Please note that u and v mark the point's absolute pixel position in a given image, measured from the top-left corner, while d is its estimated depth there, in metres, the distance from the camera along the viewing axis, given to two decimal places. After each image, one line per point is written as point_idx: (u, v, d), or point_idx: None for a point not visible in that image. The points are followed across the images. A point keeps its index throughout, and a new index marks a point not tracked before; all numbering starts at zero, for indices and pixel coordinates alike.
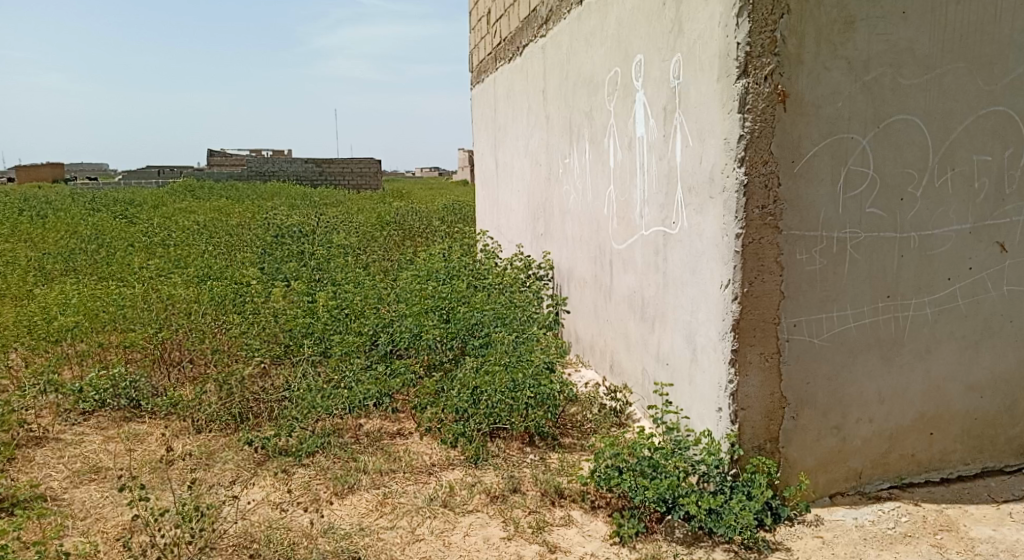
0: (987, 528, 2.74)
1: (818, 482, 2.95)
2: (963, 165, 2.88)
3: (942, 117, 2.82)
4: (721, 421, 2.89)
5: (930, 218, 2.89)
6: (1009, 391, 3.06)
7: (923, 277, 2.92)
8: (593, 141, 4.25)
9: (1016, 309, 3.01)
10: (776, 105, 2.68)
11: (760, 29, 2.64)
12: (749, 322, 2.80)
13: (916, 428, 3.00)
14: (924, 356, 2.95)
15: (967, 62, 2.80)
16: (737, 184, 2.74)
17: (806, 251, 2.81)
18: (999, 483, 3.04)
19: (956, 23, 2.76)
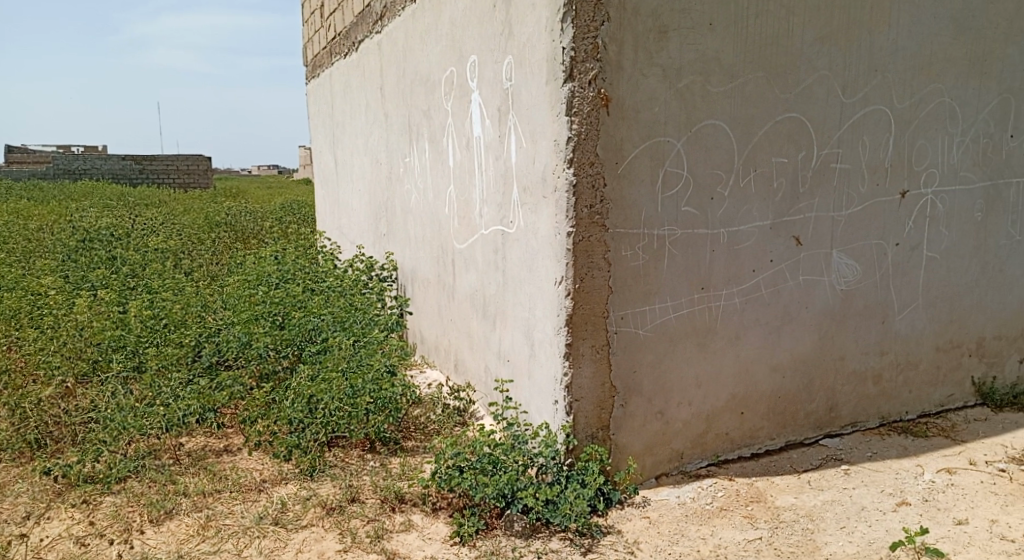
0: (790, 497, 3.02)
1: (645, 465, 3.11)
2: (764, 167, 3.15)
3: (745, 122, 3.07)
4: (558, 413, 2.99)
5: (736, 216, 3.13)
6: (807, 371, 3.39)
7: (732, 269, 3.16)
8: (431, 140, 4.22)
9: (811, 297, 3.34)
10: (600, 109, 2.80)
11: (583, 35, 2.75)
12: (581, 316, 2.90)
13: (729, 408, 3.25)
14: (735, 342, 3.21)
15: (765, 72, 3.06)
16: (566, 184, 2.82)
17: (630, 247, 2.96)
18: (801, 455, 3.37)
19: (755, 35, 3.01)
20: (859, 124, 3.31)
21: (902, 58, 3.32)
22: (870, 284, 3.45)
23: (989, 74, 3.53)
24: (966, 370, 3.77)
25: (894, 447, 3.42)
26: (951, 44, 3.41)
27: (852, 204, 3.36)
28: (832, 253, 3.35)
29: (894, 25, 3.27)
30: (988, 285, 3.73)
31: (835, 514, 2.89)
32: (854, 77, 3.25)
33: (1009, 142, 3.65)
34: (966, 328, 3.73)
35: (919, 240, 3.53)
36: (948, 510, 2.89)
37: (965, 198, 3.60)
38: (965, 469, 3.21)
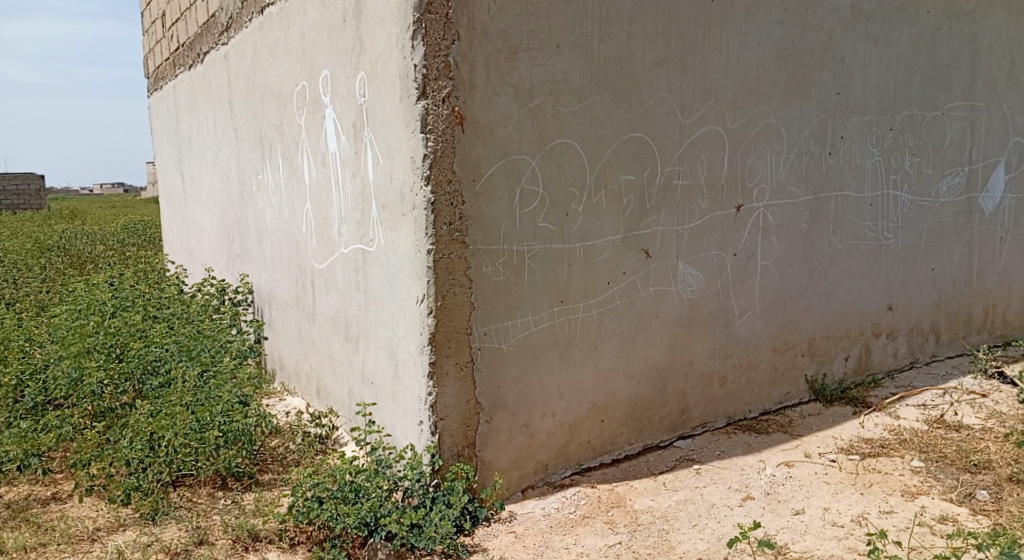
0: (648, 499, 3.15)
1: (511, 479, 3.13)
2: (614, 184, 3.28)
3: (594, 141, 3.19)
4: (423, 434, 2.95)
5: (590, 231, 3.24)
6: (660, 377, 3.55)
7: (589, 282, 3.26)
8: (285, 156, 4.07)
9: (661, 306, 3.50)
10: (454, 127, 2.82)
11: (434, 53, 2.76)
12: (444, 334, 2.88)
13: (590, 417, 3.34)
14: (593, 353, 3.30)
15: (610, 94, 3.21)
16: (424, 202, 2.80)
17: (490, 263, 2.97)
18: (657, 457, 3.52)
19: (600, 57, 3.15)
20: (697, 143, 3.53)
21: (732, 82, 3.59)
22: (714, 292, 3.68)
23: (809, 97, 3.87)
24: (800, 369, 4.09)
25: (740, 444, 3.66)
26: (775, 69, 3.72)
27: (695, 217, 3.57)
28: (678, 264, 3.54)
29: (724, 50, 3.53)
30: (815, 289, 4.07)
31: (689, 513, 3.03)
32: (691, 99, 3.47)
33: (828, 159, 4.01)
34: (798, 330, 4.05)
35: (754, 250, 3.81)
36: (787, 501, 3.11)
37: (793, 211, 3.92)
38: (802, 461, 3.48)
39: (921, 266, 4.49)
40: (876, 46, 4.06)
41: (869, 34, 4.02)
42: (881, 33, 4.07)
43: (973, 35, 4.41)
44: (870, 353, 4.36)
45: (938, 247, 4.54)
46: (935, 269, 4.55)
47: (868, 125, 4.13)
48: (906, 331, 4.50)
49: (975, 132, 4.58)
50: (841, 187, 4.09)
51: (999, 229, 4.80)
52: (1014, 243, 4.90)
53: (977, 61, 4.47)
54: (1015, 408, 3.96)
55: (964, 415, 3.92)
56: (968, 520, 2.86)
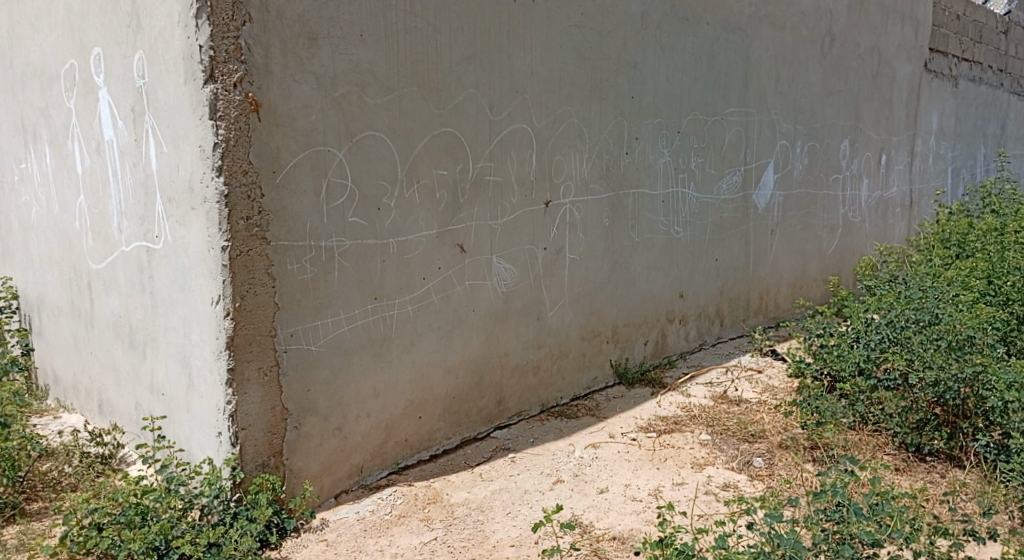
0: (464, 492, 3.17)
1: (323, 485, 3.01)
2: (426, 178, 3.25)
3: (404, 134, 3.14)
4: (222, 446, 2.74)
5: (403, 226, 3.18)
6: (476, 371, 3.58)
7: (403, 278, 3.21)
8: (52, 143, 3.60)
9: (475, 300, 3.53)
10: (249, 114, 2.64)
11: (222, 34, 2.56)
12: (244, 337, 2.70)
13: (407, 415, 3.29)
14: (408, 350, 3.25)
15: (418, 87, 3.17)
16: (216, 195, 2.60)
17: (296, 260, 2.82)
18: (475, 449, 3.55)
19: (405, 49, 3.10)
20: (506, 139, 3.60)
21: (537, 81, 3.70)
22: (525, 285, 3.78)
23: (607, 99, 4.10)
24: (605, 355, 4.32)
25: (553, 430, 3.79)
26: (576, 71, 3.89)
27: (506, 213, 3.64)
28: (491, 258, 3.59)
29: (528, 50, 3.63)
30: (617, 280, 4.32)
31: (503, 502, 3.09)
32: (499, 96, 3.53)
33: (626, 158, 4.27)
34: (603, 320, 4.28)
35: (562, 244, 3.96)
36: (593, 481, 3.28)
37: (596, 207, 4.13)
38: (607, 442, 3.68)
39: (707, 257, 4.93)
40: (664, 53, 4.38)
41: (658, 42, 4.33)
42: (669, 41, 4.40)
43: (746, 47, 4.91)
44: (666, 338, 4.72)
45: (721, 239, 5.01)
46: (719, 260, 5.02)
47: (659, 127, 4.46)
48: (696, 316, 4.92)
49: (749, 135, 5.10)
50: (637, 185, 4.37)
51: (770, 222, 5.40)
52: (783, 235, 5.53)
53: (749, 71, 4.98)
54: (784, 382, 4.47)
55: (743, 390, 4.36)
56: (746, 485, 3.18)
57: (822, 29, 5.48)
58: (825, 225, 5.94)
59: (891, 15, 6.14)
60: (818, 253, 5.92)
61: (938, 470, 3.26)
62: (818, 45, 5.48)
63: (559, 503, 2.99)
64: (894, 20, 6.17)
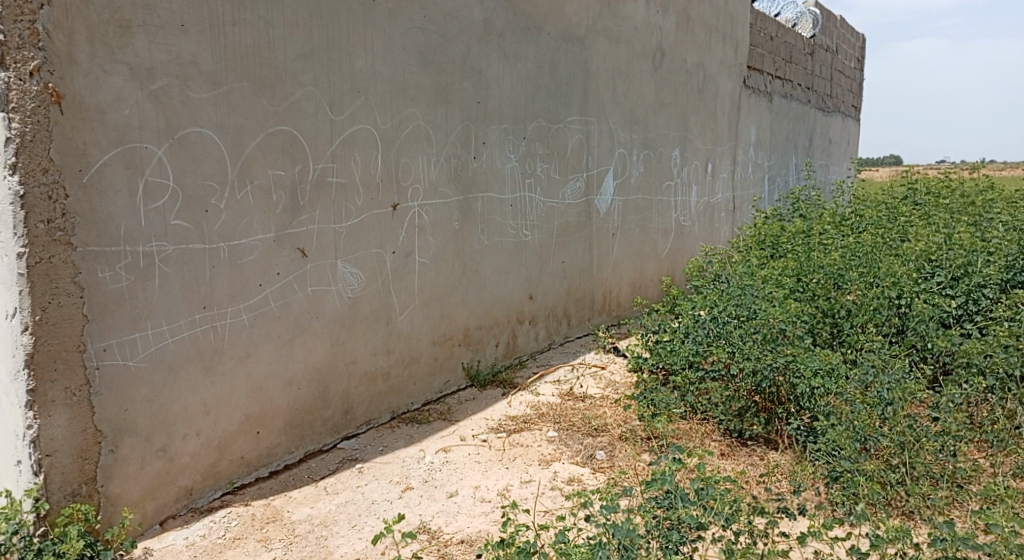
0: (307, 508, 3.03)
1: (147, 511, 2.76)
2: (260, 179, 3.08)
3: (235, 132, 2.97)
4: (22, 476, 2.45)
5: (235, 229, 3.00)
6: (320, 380, 3.44)
7: (236, 285, 3.02)
8: None
9: (319, 306, 3.40)
10: (49, 106, 2.37)
11: (14, 17, 2.28)
12: (46, 355, 2.42)
13: (243, 431, 3.10)
14: (244, 361, 3.07)
15: (250, 82, 3.01)
16: (9, 196, 2.32)
17: (108, 268, 2.57)
18: (319, 462, 3.41)
19: (233, 43, 2.93)
20: (349, 140, 3.49)
21: (379, 82, 3.62)
22: (373, 290, 3.68)
23: (452, 103, 4.10)
24: (457, 359, 4.31)
25: (403, 437, 3.73)
26: (420, 73, 3.85)
27: (350, 216, 3.53)
28: (336, 263, 3.47)
29: (370, 50, 3.55)
30: (468, 284, 4.32)
31: (348, 514, 3.00)
32: (340, 96, 3.42)
33: (473, 162, 4.29)
34: (453, 323, 4.26)
35: (411, 248, 3.90)
36: (442, 486, 3.25)
37: (444, 211, 4.11)
38: (457, 445, 3.68)
39: (554, 260, 5.06)
40: (507, 60, 4.45)
41: (501, 49, 4.39)
42: (511, 49, 4.48)
43: (585, 58, 5.10)
44: (516, 339, 4.79)
45: (566, 242, 5.17)
46: (565, 262, 5.17)
47: (505, 132, 4.52)
48: (544, 317, 5.03)
49: (590, 142, 5.30)
50: (485, 189, 4.40)
51: (611, 226, 5.64)
52: (623, 238, 5.80)
53: (588, 81, 5.18)
54: (625, 376, 4.68)
55: (588, 386, 4.52)
56: (589, 478, 3.29)
57: (653, 44, 5.81)
58: (660, 229, 6.31)
59: (714, 34, 6.64)
60: (654, 255, 6.28)
61: (758, 453, 3.55)
62: (651, 59, 5.81)
63: (401, 512, 2.94)
64: (717, 38, 6.67)
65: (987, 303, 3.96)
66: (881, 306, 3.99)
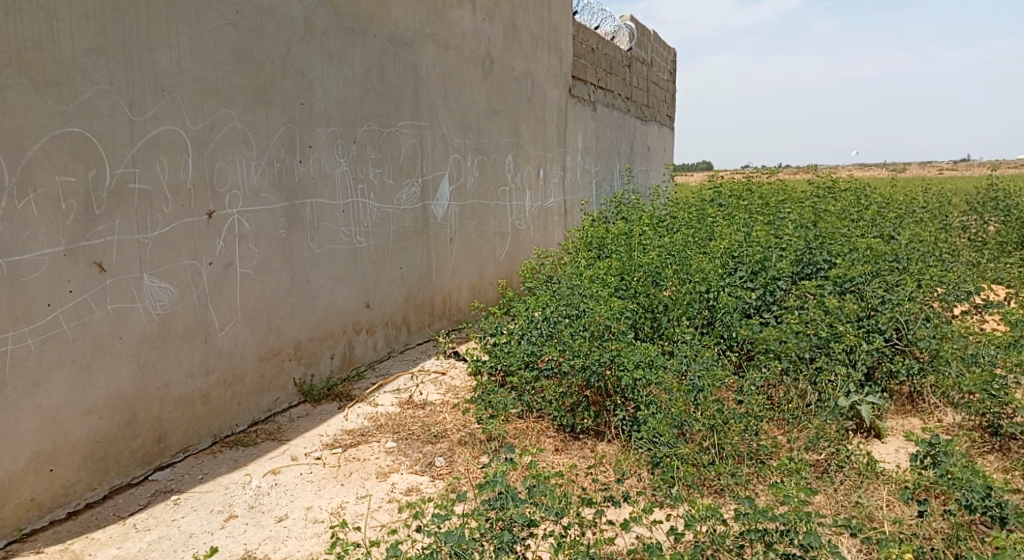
0: (113, 549, 2.76)
1: None
2: (45, 187, 2.77)
3: (12, 134, 2.65)
4: None
5: (15, 243, 2.67)
6: (127, 407, 3.13)
7: (18, 307, 2.70)
8: None
9: (122, 326, 3.09)
10: None
11: None
12: None
13: (32, 470, 2.76)
14: (31, 392, 2.74)
15: (30, 79, 2.70)
16: None
17: None
18: (128, 497, 3.11)
19: (5, 35, 2.61)
20: (153, 143, 3.22)
21: (187, 81, 3.37)
22: (187, 306, 3.41)
23: (272, 104, 3.90)
24: (287, 374, 4.10)
25: (226, 462, 3.49)
26: (234, 72, 3.63)
27: (158, 225, 3.25)
28: (142, 277, 3.18)
29: (175, 46, 3.29)
30: (298, 294, 4.13)
31: (162, 551, 2.76)
32: (140, 95, 3.14)
33: (299, 167, 4.11)
34: (283, 337, 4.05)
35: (231, 258, 3.66)
36: (270, 510, 3.08)
37: (268, 218, 3.90)
38: (288, 466, 3.49)
39: (391, 266, 4.96)
40: (332, 62, 4.31)
41: (324, 50, 4.25)
42: (336, 50, 4.34)
43: (413, 62, 5.06)
44: (352, 349, 4.64)
45: (403, 248, 5.09)
46: (403, 268, 5.09)
47: (332, 136, 4.37)
48: (382, 326, 4.92)
49: (423, 147, 5.27)
50: (313, 195, 4.24)
51: (448, 231, 5.64)
52: (460, 243, 5.82)
53: (419, 85, 5.15)
54: (465, 381, 4.69)
55: (428, 393, 4.48)
56: (428, 486, 3.25)
57: (482, 51, 5.90)
58: (496, 233, 6.40)
59: (540, 44, 6.86)
60: (492, 259, 6.36)
61: (589, 445, 3.68)
62: (480, 66, 5.88)
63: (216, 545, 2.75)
64: (542, 48, 6.90)
65: (781, 293, 4.38)
66: (694, 299, 4.30)
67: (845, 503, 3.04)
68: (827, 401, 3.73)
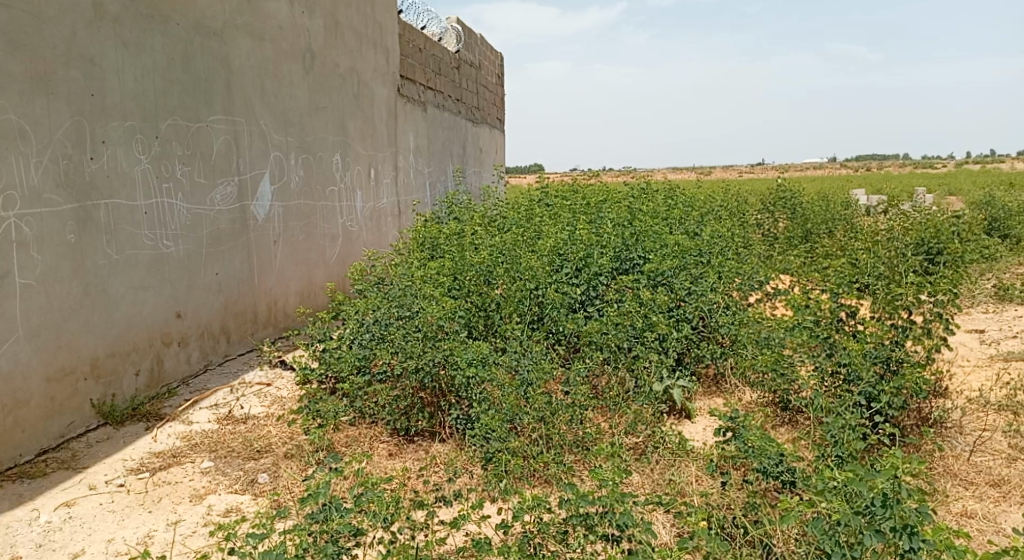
0: None
1: None
2: None
3: None
4: None
5: None
6: None
7: None
8: None
9: None
10: None
11: None
12: None
13: None
14: None
15: None
16: None
17: None
18: None
19: None
20: None
21: None
22: None
23: (56, 95, 3.50)
24: (83, 396, 3.69)
25: (9, 498, 3.09)
26: (7, 58, 3.22)
27: None
28: None
29: None
30: (93, 306, 3.73)
31: None
32: None
33: (91, 164, 3.72)
34: (75, 354, 3.64)
35: (7, 267, 3.24)
36: (62, 548, 2.77)
37: (53, 221, 3.49)
38: (85, 496, 3.15)
39: (205, 272, 4.62)
40: (128, 50, 3.95)
41: (117, 37, 3.88)
42: (131, 37, 3.98)
43: (224, 54, 4.76)
44: (162, 364, 4.27)
45: (219, 253, 4.76)
46: (219, 273, 4.76)
47: (130, 131, 4.00)
48: (198, 337, 4.58)
49: (239, 144, 4.97)
50: (109, 195, 3.85)
51: (270, 233, 5.36)
52: (286, 246, 5.55)
53: (231, 79, 4.84)
54: (292, 391, 4.47)
55: (251, 406, 4.22)
56: (249, 505, 3.07)
57: (301, 45, 5.66)
58: (325, 235, 6.17)
59: (364, 41, 6.72)
60: (321, 262, 6.13)
61: (423, 447, 3.66)
62: (300, 61, 5.65)
63: None
64: (366, 45, 6.76)
65: (603, 287, 4.62)
66: (524, 297, 4.41)
67: (660, 482, 3.27)
68: (644, 387, 3.97)
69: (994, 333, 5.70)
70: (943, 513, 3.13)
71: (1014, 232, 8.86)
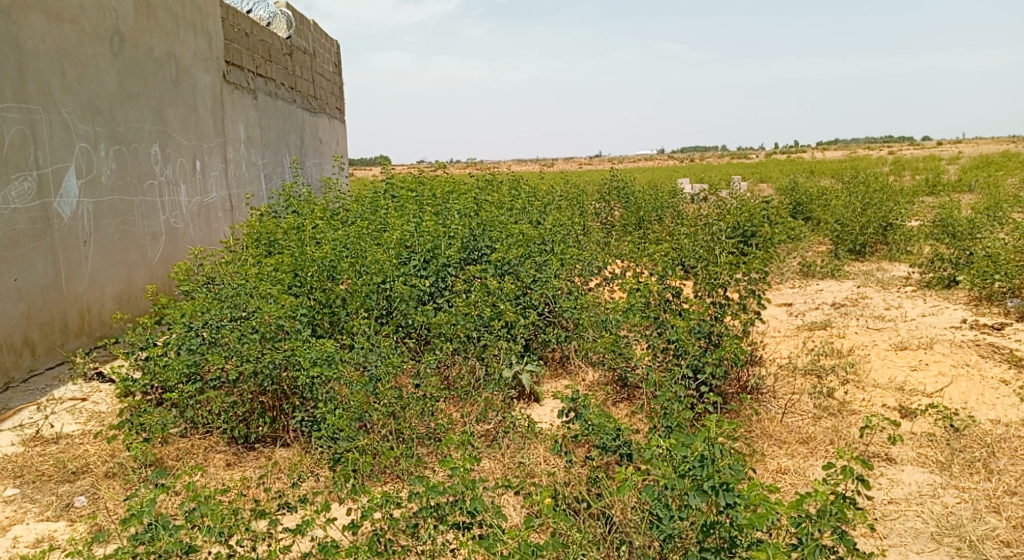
0: None
1: None
2: None
3: None
4: None
5: None
6: None
7: None
8: None
9: None
10: None
11: None
12: None
13: None
14: None
15: None
16: None
17: None
18: None
19: None
20: None
21: None
22: None
23: None
24: None
25: None
26: None
27: None
28: None
29: None
30: None
31: None
32: None
33: None
34: None
35: None
36: None
37: None
38: None
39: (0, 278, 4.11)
40: None
41: None
42: None
43: (13, 34, 4.25)
44: None
45: (16, 256, 4.24)
46: (18, 279, 4.24)
47: None
48: None
49: (36, 135, 4.46)
50: None
51: (80, 232, 4.85)
52: (99, 247, 5.05)
53: (23, 63, 4.33)
54: (112, 404, 4.10)
55: (63, 425, 3.83)
56: (65, 532, 2.79)
57: (107, 26, 5.17)
58: (144, 233, 5.69)
59: (181, 24, 6.24)
60: (142, 263, 5.64)
61: (265, 453, 3.51)
62: (106, 44, 5.15)
63: None
64: (184, 28, 6.28)
65: (451, 279, 4.63)
66: (370, 292, 4.29)
67: (510, 466, 3.35)
68: (493, 374, 4.02)
69: (799, 306, 6.36)
70: (761, 471, 3.46)
71: (813, 216, 9.91)
